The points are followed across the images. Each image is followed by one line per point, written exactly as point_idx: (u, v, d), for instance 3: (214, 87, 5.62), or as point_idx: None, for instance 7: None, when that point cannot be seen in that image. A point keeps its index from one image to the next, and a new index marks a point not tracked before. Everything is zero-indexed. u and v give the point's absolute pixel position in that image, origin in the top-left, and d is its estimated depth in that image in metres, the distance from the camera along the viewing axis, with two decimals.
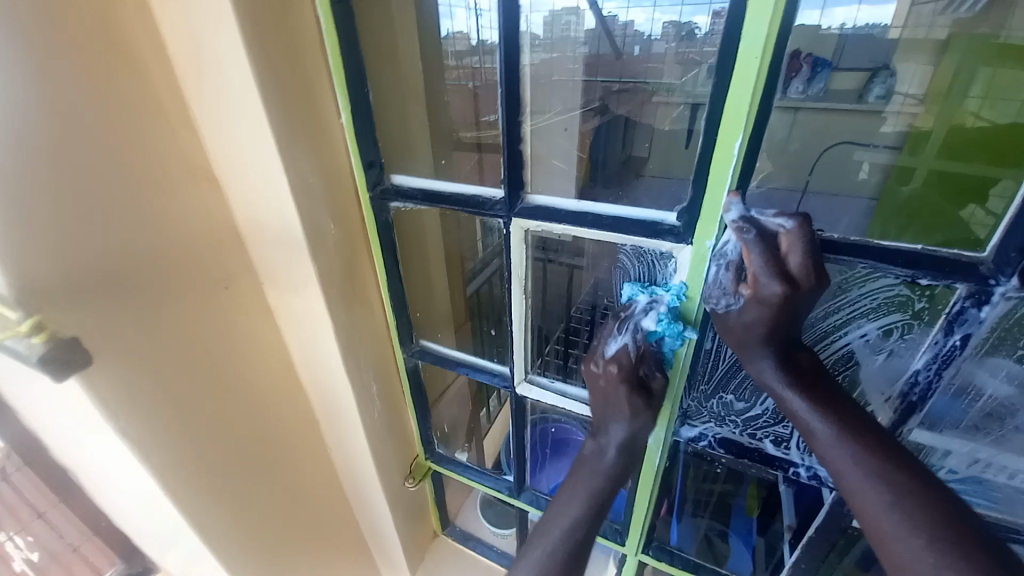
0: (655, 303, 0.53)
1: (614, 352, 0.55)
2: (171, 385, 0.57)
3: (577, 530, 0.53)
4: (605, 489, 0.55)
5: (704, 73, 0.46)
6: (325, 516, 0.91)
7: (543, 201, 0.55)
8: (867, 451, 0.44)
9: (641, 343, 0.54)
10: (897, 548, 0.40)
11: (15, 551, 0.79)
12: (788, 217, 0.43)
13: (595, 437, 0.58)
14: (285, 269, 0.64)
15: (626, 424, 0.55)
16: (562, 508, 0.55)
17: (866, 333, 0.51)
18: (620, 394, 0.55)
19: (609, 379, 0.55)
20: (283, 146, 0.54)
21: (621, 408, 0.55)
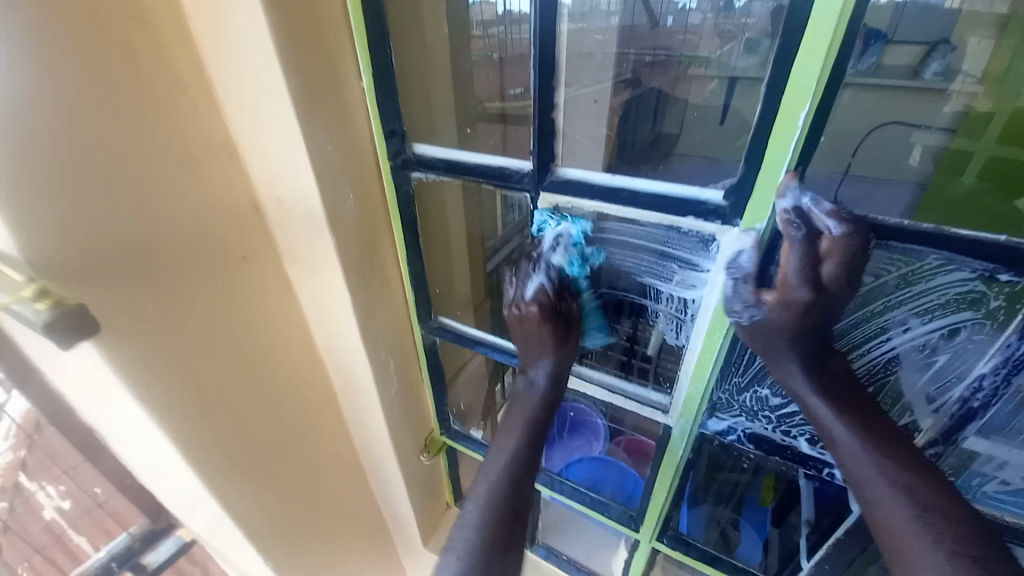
0: (560, 239, 0.53)
1: (534, 293, 0.57)
2: (191, 358, 0.57)
3: (515, 455, 0.55)
4: (541, 417, 0.58)
5: (740, 46, 0.48)
6: (342, 487, 0.93)
7: (575, 174, 0.52)
8: (882, 455, 0.45)
9: (554, 278, 0.57)
10: (911, 550, 0.41)
11: (48, 500, 0.82)
12: (838, 221, 0.40)
13: (522, 378, 0.61)
14: (304, 244, 0.62)
15: (549, 357, 0.58)
16: (501, 441, 0.57)
17: (918, 337, 0.47)
18: (542, 331, 0.57)
19: (531, 320, 0.57)
20: (302, 116, 0.51)
21: (543, 344, 0.58)
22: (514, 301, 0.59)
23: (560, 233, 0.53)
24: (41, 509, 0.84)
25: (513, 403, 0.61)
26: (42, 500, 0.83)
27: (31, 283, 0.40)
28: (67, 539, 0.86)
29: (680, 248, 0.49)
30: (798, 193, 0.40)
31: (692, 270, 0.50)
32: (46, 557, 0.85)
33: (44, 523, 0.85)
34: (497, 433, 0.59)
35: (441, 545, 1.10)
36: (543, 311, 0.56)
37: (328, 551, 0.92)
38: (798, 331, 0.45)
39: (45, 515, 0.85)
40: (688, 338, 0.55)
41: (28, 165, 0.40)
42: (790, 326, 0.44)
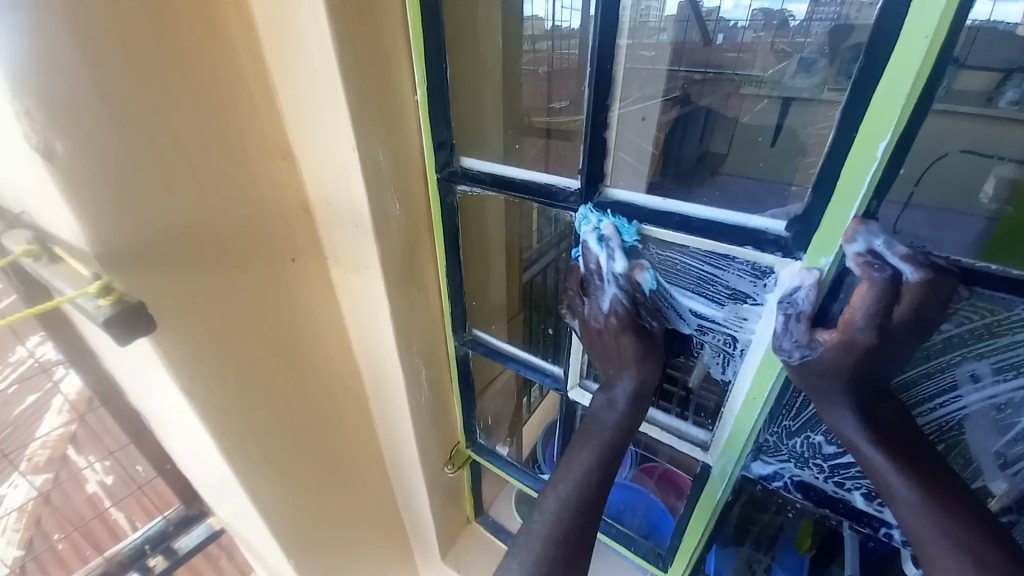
0: (609, 236, 0.50)
1: (610, 305, 0.54)
2: (235, 350, 0.59)
3: (587, 480, 0.54)
4: (615, 441, 0.55)
5: (793, 65, 0.48)
6: (366, 489, 0.93)
7: (624, 196, 0.50)
8: (951, 519, 0.40)
9: (628, 285, 0.53)
10: None
11: (93, 475, 0.86)
12: (914, 266, 0.36)
13: (600, 394, 0.58)
14: (348, 248, 0.63)
15: (630, 371, 0.55)
16: (573, 459, 0.56)
17: (993, 395, 0.42)
18: (622, 342, 0.55)
19: (610, 332, 0.55)
20: (357, 123, 0.52)
21: (624, 357, 0.55)
22: (586, 314, 0.57)
23: (606, 230, 0.50)
24: (85, 483, 0.86)
25: (586, 415, 0.59)
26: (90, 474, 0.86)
27: (96, 278, 0.43)
28: (109, 514, 0.90)
29: (734, 280, 0.47)
30: (871, 235, 0.37)
31: (746, 303, 0.47)
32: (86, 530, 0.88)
33: (87, 496, 0.87)
34: (571, 445, 0.58)
35: (459, 558, 1.08)
36: (623, 325, 0.54)
37: (348, 551, 0.92)
38: (854, 374, 0.41)
39: (89, 488, 0.87)
40: (735, 374, 0.52)
41: (100, 162, 0.42)
42: (852, 369, 0.41)
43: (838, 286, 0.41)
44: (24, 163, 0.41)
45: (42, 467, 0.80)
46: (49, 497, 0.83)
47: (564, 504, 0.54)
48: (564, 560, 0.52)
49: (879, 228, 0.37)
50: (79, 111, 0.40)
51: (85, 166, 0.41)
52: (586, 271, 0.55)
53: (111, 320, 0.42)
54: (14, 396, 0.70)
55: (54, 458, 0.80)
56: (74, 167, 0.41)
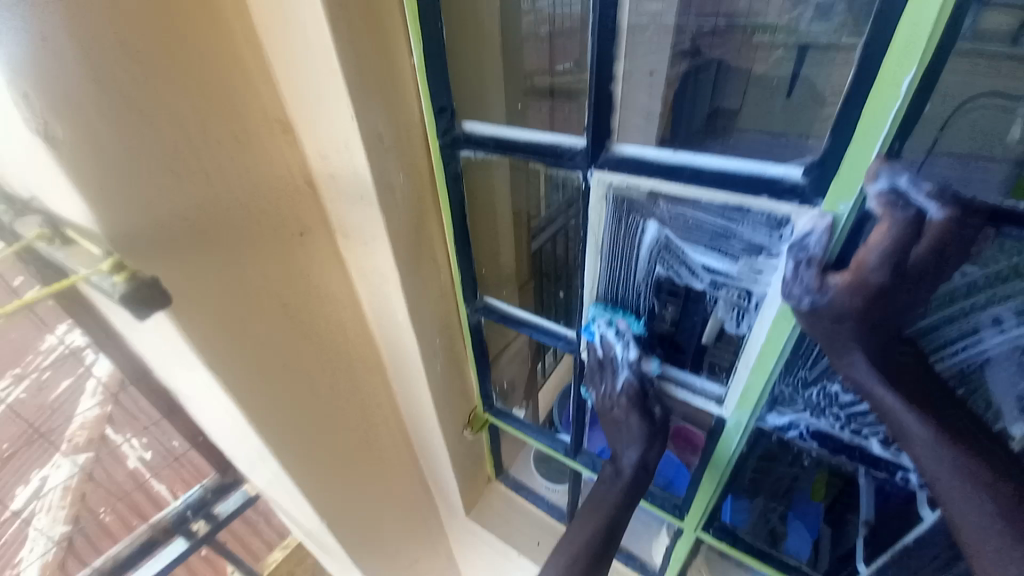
0: (622, 334, 0.61)
1: (622, 387, 0.64)
2: (253, 328, 0.60)
3: (585, 547, 0.65)
4: (615, 508, 0.67)
5: (810, 10, 0.43)
6: (390, 454, 0.97)
7: (633, 151, 0.48)
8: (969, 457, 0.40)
9: (638, 372, 0.63)
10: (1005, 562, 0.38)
11: (132, 452, 0.92)
12: (939, 203, 0.35)
13: (611, 462, 0.70)
14: (355, 222, 0.63)
15: (637, 447, 0.66)
16: (574, 530, 0.68)
17: (1013, 339, 0.42)
18: (631, 421, 0.65)
19: (622, 410, 0.65)
20: (355, 93, 0.51)
21: (634, 434, 0.66)
22: (602, 393, 0.68)
23: (618, 326, 0.62)
24: (125, 460, 0.92)
25: (600, 475, 0.71)
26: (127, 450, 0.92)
27: (108, 256, 0.44)
28: (149, 486, 0.97)
29: (749, 232, 0.45)
30: (895, 173, 0.35)
31: (762, 256, 0.46)
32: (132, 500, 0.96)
33: (129, 471, 0.94)
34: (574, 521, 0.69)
35: (482, 514, 1.13)
36: (633, 405, 0.65)
37: (377, 512, 0.97)
38: (868, 318, 0.40)
39: (129, 463, 0.93)
40: (749, 328, 0.52)
41: (101, 146, 0.42)
42: (866, 313, 0.39)
43: (857, 232, 0.40)
44: (27, 147, 0.41)
45: (82, 446, 0.85)
46: (91, 474, 0.90)
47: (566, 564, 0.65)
48: None
49: (902, 167, 0.35)
50: (74, 95, 0.40)
51: (89, 150, 0.41)
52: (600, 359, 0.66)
53: (127, 295, 0.43)
54: (48, 382, 0.73)
55: (93, 439, 0.86)
56: (77, 151, 0.41)
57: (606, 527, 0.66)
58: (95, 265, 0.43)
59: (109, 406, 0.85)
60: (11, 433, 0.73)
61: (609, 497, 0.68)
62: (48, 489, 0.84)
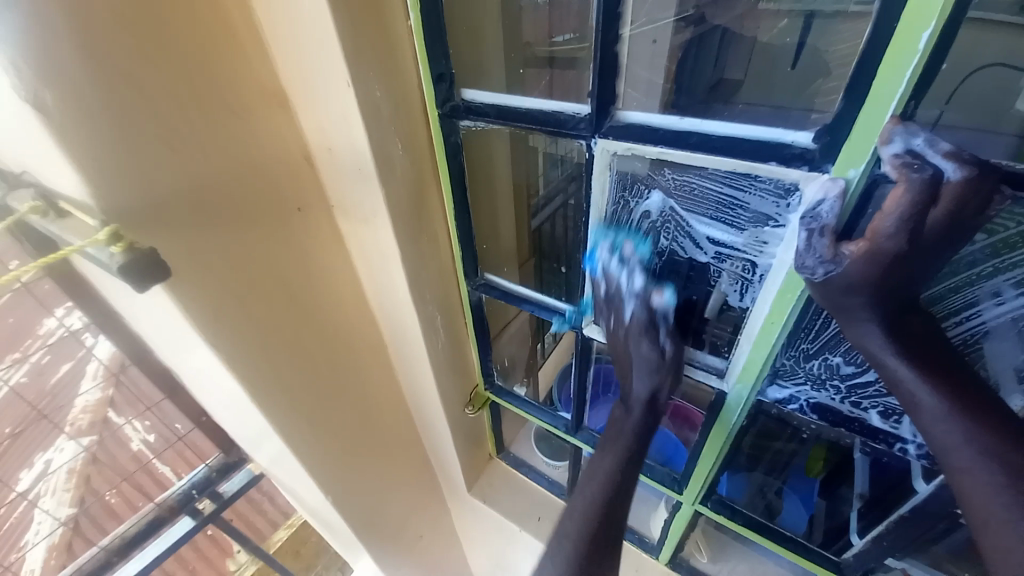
0: (625, 258, 0.58)
1: (632, 317, 0.59)
2: (253, 304, 0.60)
3: (597, 498, 0.58)
4: (632, 444, 0.59)
5: None
6: (392, 432, 0.98)
7: (638, 119, 0.47)
8: (979, 426, 0.39)
9: (647, 298, 0.58)
10: (1007, 533, 0.37)
11: (134, 434, 0.94)
12: (957, 162, 0.34)
13: (623, 403, 0.63)
14: (354, 196, 0.62)
15: (647, 377, 0.59)
16: (584, 484, 0.61)
17: (1014, 310, 0.41)
18: (641, 349, 0.59)
19: (632, 340, 0.60)
20: (351, 59, 0.49)
21: (645, 363, 0.59)
22: (612, 326, 0.62)
23: (623, 247, 0.58)
24: (128, 442, 0.96)
25: (611, 424, 0.64)
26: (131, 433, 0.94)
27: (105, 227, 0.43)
28: (152, 467, 1.00)
29: (756, 201, 0.45)
30: (910, 134, 0.34)
31: (768, 226, 0.46)
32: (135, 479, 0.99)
33: (132, 453, 0.97)
34: (583, 475, 0.62)
35: (484, 491, 1.15)
36: (645, 335, 0.58)
37: (380, 488, 0.99)
38: (881, 285, 0.39)
39: (132, 446, 0.96)
40: (753, 300, 0.52)
41: (95, 111, 0.41)
42: (880, 281, 0.39)
43: (866, 199, 0.39)
44: (14, 113, 0.39)
45: (84, 430, 0.88)
46: (95, 456, 0.94)
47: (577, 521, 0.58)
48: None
49: (919, 128, 0.34)
50: (61, 56, 0.38)
51: (80, 116, 0.40)
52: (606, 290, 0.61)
53: (125, 266, 0.42)
54: (48, 365, 0.74)
55: (95, 421, 0.88)
56: (69, 119, 0.39)
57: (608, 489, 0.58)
58: (94, 234, 0.43)
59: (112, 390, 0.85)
60: (15, 414, 0.74)
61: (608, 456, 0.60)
62: (53, 472, 0.88)
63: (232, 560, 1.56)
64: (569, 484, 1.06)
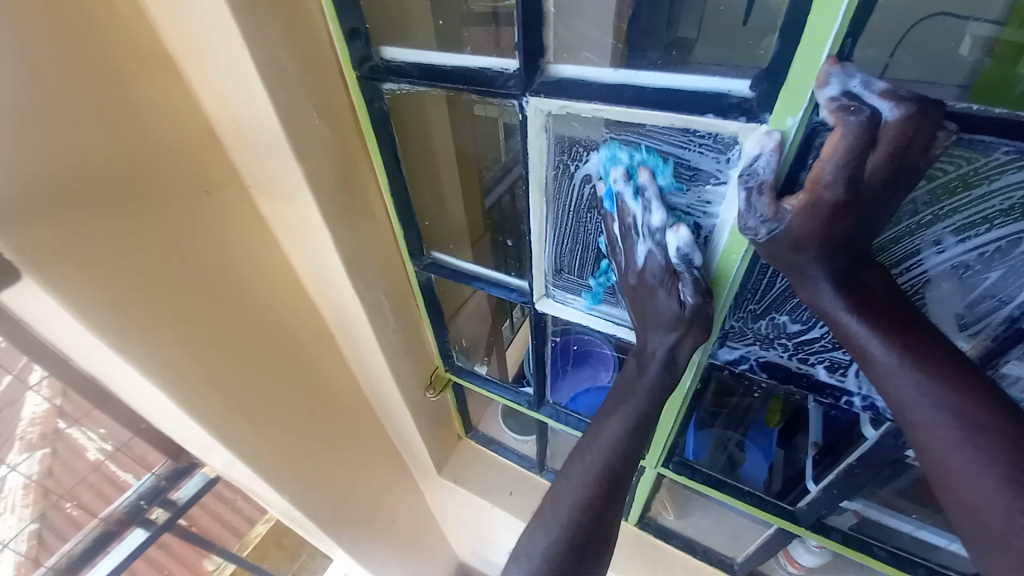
0: (642, 185, 0.46)
1: (644, 260, 0.49)
2: (166, 303, 0.54)
3: (613, 450, 0.51)
4: (647, 409, 0.51)
5: None
6: (351, 422, 0.94)
7: (571, 73, 0.43)
8: (938, 378, 0.37)
9: (660, 239, 0.48)
10: (963, 488, 0.36)
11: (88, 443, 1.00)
12: (894, 101, 0.31)
13: (637, 355, 0.54)
14: (272, 175, 0.56)
15: (667, 336, 0.49)
16: (597, 432, 0.53)
17: (954, 257, 0.41)
18: (659, 298, 0.49)
19: (644, 287, 0.50)
20: (240, 13, 0.42)
21: (663, 311, 0.49)
22: (624, 269, 0.52)
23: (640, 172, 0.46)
24: (85, 450, 1.01)
25: (620, 379, 0.55)
26: (84, 441, 1.00)
27: None
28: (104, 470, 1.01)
29: (696, 157, 0.43)
30: (847, 75, 0.32)
31: (709, 183, 0.44)
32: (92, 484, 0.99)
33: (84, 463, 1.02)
34: (597, 416, 0.55)
35: (454, 472, 1.14)
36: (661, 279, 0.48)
37: (344, 480, 0.96)
38: (828, 241, 0.37)
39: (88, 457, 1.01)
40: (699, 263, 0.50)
41: None
42: (826, 233, 0.36)
43: (806, 148, 0.37)
44: None
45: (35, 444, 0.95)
46: (51, 470, 0.97)
47: (587, 476, 0.51)
48: (574, 554, 0.49)
49: (855, 68, 0.32)
50: None
51: None
52: (611, 222, 0.51)
53: None
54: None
55: (44, 433, 0.95)
56: None
57: (591, 503, 0.50)
58: None
59: (58, 400, 0.90)
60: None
61: (595, 457, 0.51)
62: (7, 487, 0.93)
63: (209, 561, 1.49)
64: (538, 457, 1.06)
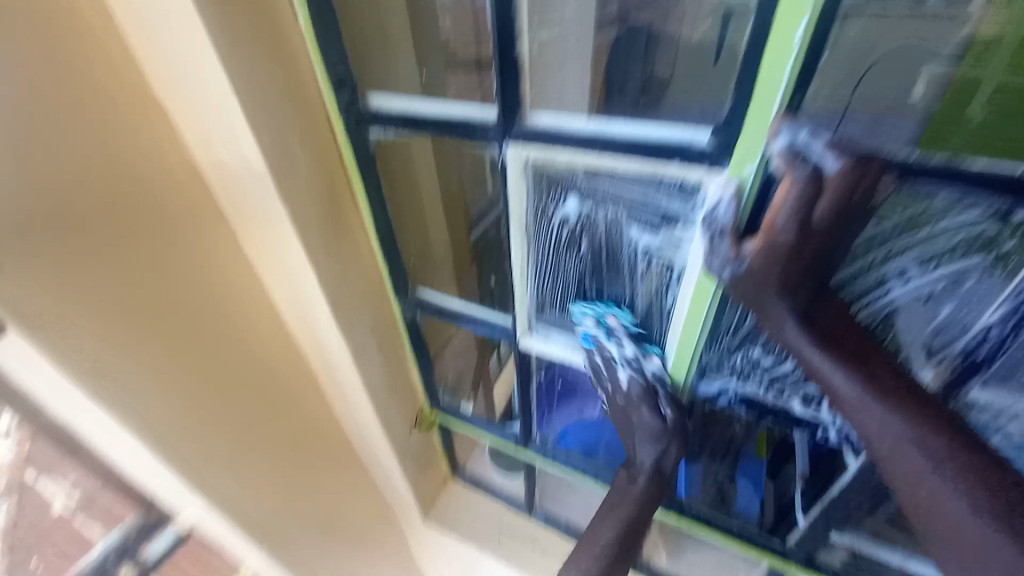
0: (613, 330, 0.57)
1: (627, 383, 0.59)
2: (144, 344, 0.53)
3: (613, 545, 0.61)
4: (640, 508, 0.61)
5: None
6: (334, 465, 0.92)
7: (547, 123, 0.46)
8: (901, 410, 0.39)
9: (637, 368, 0.58)
10: (938, 517, 0.37)
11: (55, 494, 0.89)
12: (834, 155, 0.35)
13: (625, 470, 0.64)
14: (258, 217, 0.57)
15: (651, 450, 0.60)
16: (596, 530, 0.63)
17: (912, 291, 0.44)
18: (641, 413, 0.59)
19: (629, 403, 0.60)
20: (230, 68, 0.45)
21: (645, 423, 0.59)
22: (608, 391, 0.61)
23: (608, 318, 0.57)
24: (50, 505, 0.89)
25: (616, 488, 0.65)
26: (51, 493, 0.89)
27: None
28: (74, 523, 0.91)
29: (664, 201, 0.45)
30: (795, 129, 0.35)
31: (678, 226, 0.46)
32: (55, 541, 0.92)
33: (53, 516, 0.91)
34: (595, 517, 0.65)
35: (442, 515, 1.10)
36: (644, 397, 0.58)
37: (325, 526, 0.92)
38: (789, 279, 0.40)
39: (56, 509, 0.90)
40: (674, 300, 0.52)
41: None
42: (788, 273, 0.39)
43: (764, 194, 0.39)
44: None
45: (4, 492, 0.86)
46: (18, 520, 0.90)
47: (592, 566, 0.61)
48: None
49: (804, 122, 0.35)
50: None
51: None
52: (591, 355, 0.60)
53: None
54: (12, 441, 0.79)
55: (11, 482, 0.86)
56: None
57: None
58: None
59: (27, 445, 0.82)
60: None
61: (595, 556, 0.61)
62: None
63: None
64: (528, 497, 1.03)
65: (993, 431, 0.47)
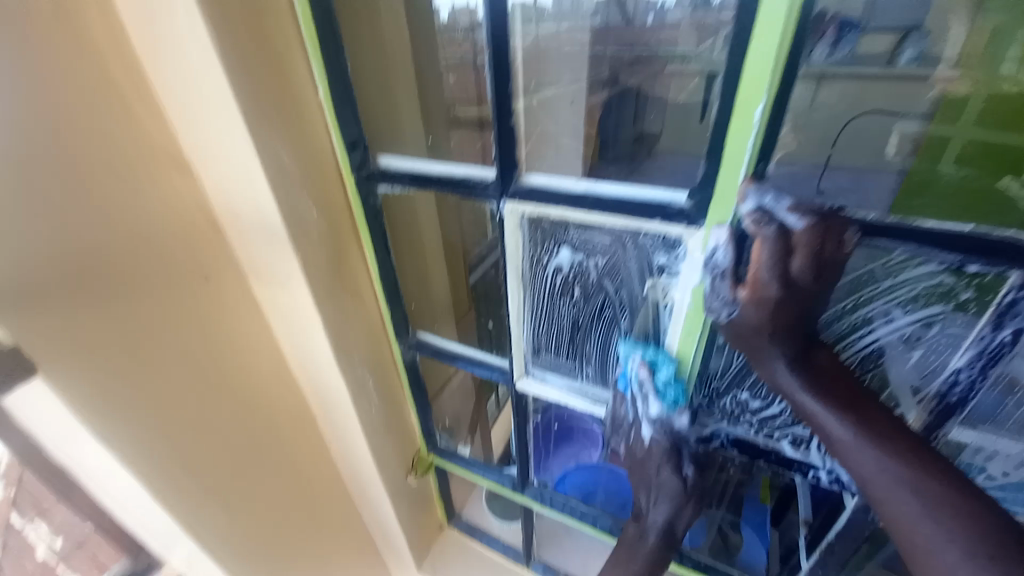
0: (645, 388, 0.54)
1: (651, 439, 0.56)
2: (152, 383, 0.55)
3: None
4: (652, 561, 0.60)
5: (719, 41, 0.39)
6: (328, 511, 0.90)
7: (541, 182, 0.50)
8: (893, 454, 0.40)
9: (665, 428, 0.55)
10: (931, 562, 0.37)
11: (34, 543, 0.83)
12: (800, 215, 0.38)
13: (636, 521, 0.63)
14: (268, 263, 0.61)
15: (666, 500, 0.58)
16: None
17: (886, 333, 0.46)
18: (661, 471, 0.57)
19: (650, 457, 0.58)
20: (253, 129, 0.50)
21: (662, 485, 0.58)
22: (629, 439, 0.59)
23: (642, 375, 0.54)
24: None
25: (624, 536, 0.65)
26: None
27: None
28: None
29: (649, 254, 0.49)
30: (761, 193, 0.39)
31: (663, 276, 0.50)
32: None
33: None
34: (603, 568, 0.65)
35: (436, 566, 1.07)
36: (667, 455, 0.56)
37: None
38: (776, 327, 0.42)
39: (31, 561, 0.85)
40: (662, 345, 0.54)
41: None
42: (773, 323, 0.41)
43: (740, 250, 0.42)
44: None
45: None
46: None
47: None
48: None
49: (767, 188, 0.39)
50: None
51: None
52: (619, 407, 0.58)
53: None
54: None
55: None
56: None
57: None
58: None
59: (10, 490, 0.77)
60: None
61: None
62: None
63: None
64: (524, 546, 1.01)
65: (975, 470, 0.48)
